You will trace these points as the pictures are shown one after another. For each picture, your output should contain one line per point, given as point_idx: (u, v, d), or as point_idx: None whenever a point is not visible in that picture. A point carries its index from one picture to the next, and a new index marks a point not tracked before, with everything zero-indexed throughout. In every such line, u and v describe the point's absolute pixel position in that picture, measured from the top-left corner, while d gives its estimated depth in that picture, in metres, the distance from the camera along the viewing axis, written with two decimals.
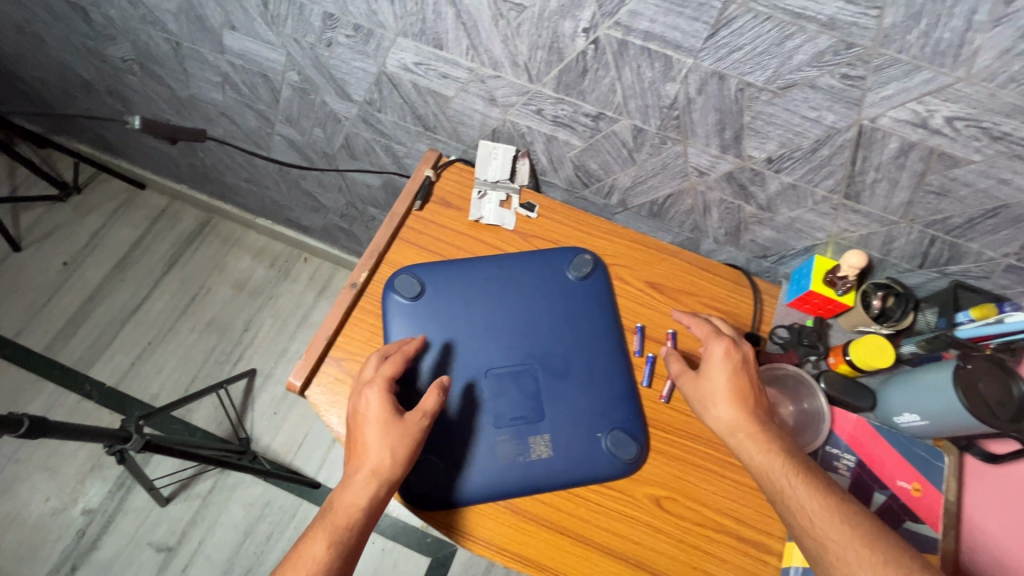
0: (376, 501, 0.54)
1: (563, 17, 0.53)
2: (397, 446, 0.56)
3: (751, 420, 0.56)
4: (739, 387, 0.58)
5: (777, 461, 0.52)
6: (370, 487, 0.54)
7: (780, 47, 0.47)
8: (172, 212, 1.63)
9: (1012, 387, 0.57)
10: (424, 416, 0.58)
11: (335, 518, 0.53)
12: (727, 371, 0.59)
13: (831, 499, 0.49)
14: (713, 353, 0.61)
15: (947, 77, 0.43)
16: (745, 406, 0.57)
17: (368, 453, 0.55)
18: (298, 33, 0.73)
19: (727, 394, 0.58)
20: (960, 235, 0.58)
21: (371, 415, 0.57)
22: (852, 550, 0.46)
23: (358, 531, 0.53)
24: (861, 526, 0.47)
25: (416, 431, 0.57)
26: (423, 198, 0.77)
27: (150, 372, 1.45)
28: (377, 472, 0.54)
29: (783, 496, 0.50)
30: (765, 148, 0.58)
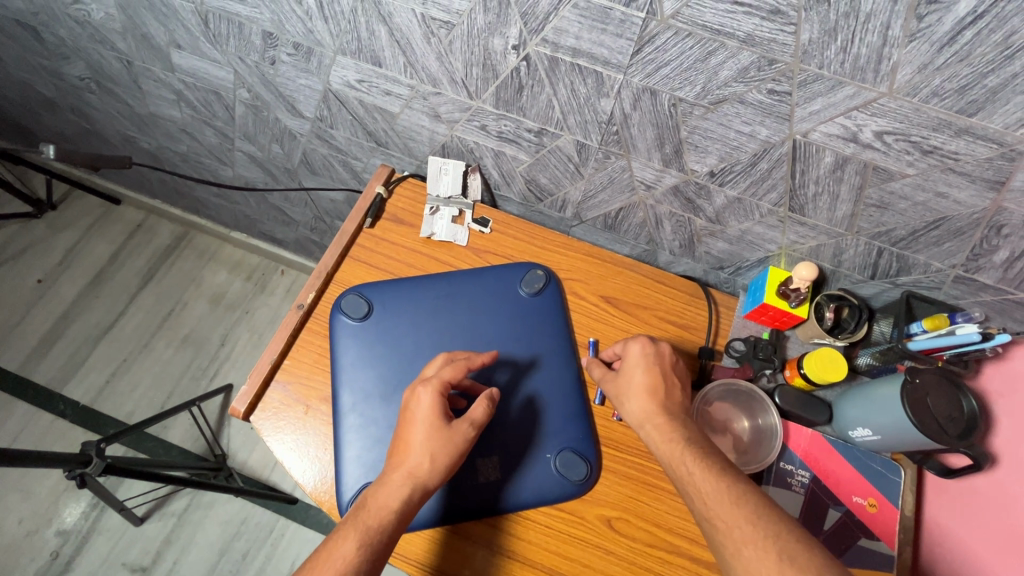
0: (405, 505, 0.50)
1: (492, 34, 0.52)
2: (441, 455, 0.52)
3: (660, 410, 0.54)
4: (651, 380, 0.57)
5: (678, 448, 0.51)
6: (402, 489, 0.50)
7: (705, 63, 0.46)
8: (147, 227, 1.61)
9: (963, 401, 0.56)
10: (472, 425, 0.54)
11: (367, 518, 0.49)
12: (643, 366, 0.58)
13: (730, 479, 0.47)
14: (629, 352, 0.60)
15: (870, 92, 0.42)
16: (656, 397, 0.55)
17: (411, 454, 0.52)
18: (241, 52, 0.72)
19: (639, 387, 0.57)
20: (906, 247, 0.57)
21: (421, 415, 0.53)
22: (738, 528, 0.43)
23: (385, 535, 0.48)
24: (759, 508, 0.45)
25: (463, 442, 0.53)
26: (374, 215, 0.76)
27: (124, 390, 1.43)
28: (415, 476, 0.51)
29: (681, 481, 0.48)
30: (706, 162, 0.57)
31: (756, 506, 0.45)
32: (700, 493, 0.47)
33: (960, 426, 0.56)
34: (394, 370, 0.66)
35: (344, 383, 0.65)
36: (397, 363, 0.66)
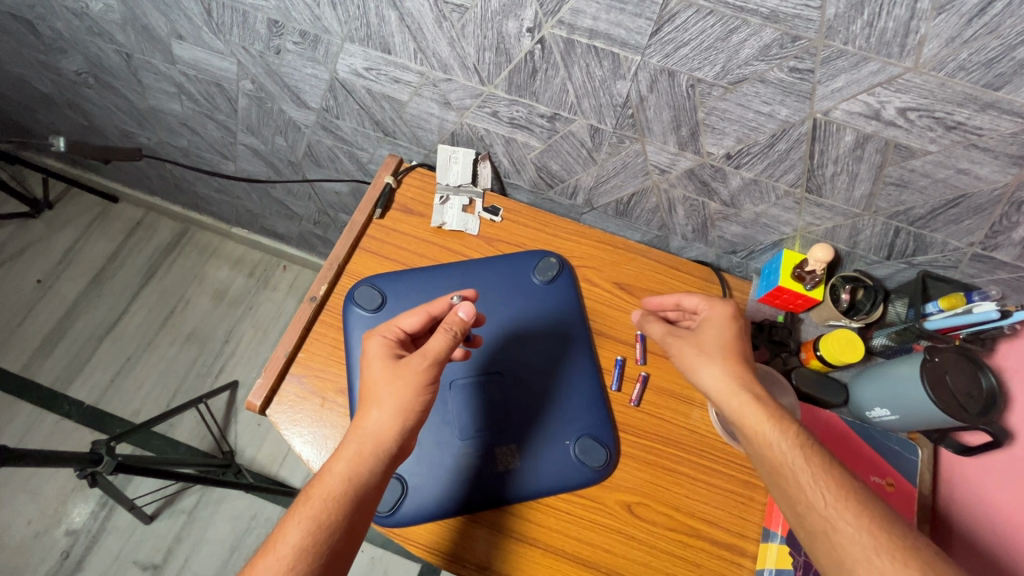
0: (366, 479, 0.49)
1: (506, 17, 0.52)
2: (393, 403, 0.51)
3: (743, 376, 0.52)
4: (733, 346, 0.54)
5: (763, 419, 0.49)
6: (359, 460, 0.49)
7: (725, 42, 0.45)
8: (147, 224, 1.60)
9: (981, 378, 0.57)
10: (426, 358, 0.52)
11: (319, 493, 0.47)
12: (725, 328, 0.56)
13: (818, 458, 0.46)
14: (713, 314, 0.57)
15: (895, 67, 0.42)
16: (734, 362, 0.53)
17: (369, 416, 0.51)
18: (245, 41, 0.71)
19: (716, 348, 0.54)
20: (924, 226, 0.57)
21: (373, 365, 0.54)
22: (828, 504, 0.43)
23: (345, 515, 0.47)
24: (842, 481, 0.44)
25: (420, 379, 0.52)
26: (384, 205, 0.75)
27: (130, 388, 1.43)
28: (376, 440, 0.50)
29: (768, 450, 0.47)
30: (722, 144, 0.56)
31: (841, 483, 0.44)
32: (798, 468, 0.45)
33: (979, 403, 0.56)
34: None
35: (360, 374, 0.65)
36: None
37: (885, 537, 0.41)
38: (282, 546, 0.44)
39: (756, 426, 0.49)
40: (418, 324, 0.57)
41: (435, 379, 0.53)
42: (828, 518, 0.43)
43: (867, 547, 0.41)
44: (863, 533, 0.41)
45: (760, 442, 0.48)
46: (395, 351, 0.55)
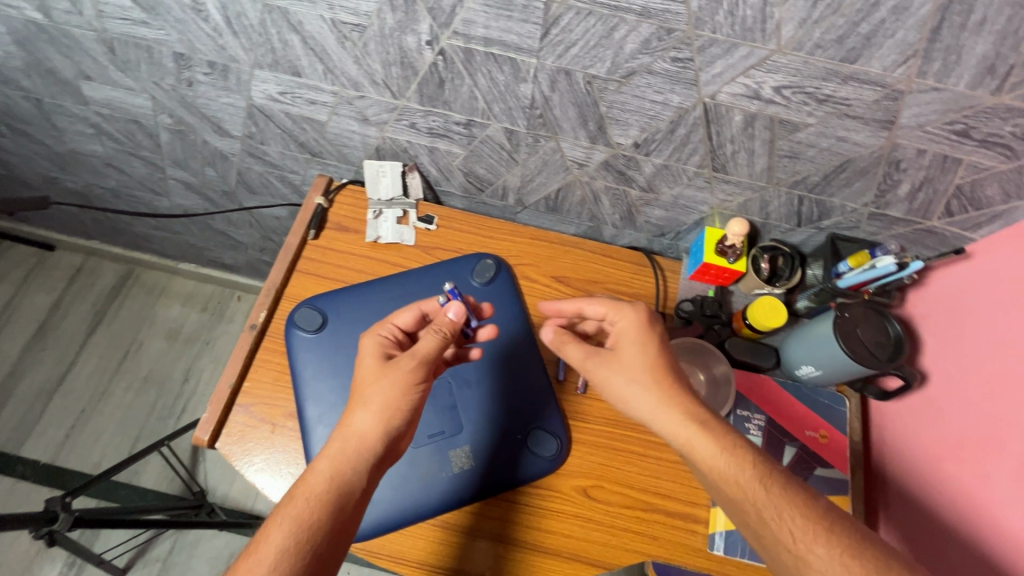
0: (350, 478, 0.50)
1: (404, 32, 0.53)
2: (378, 402, 0.53)
3: (678, 401, 0.50)
4: (659, 364, 0.52)
5: (706, 444, 0.48)
6: (341, 459, 0.50)
7: (609, 39, 0.48)
8: (88, 269, 1.54)
9: (888, 326, 0.61)
10: (415, 359, 0.55)
11: (303, 493, 0.48)
12: (642, 351, 0.53)
13: (770, 473, 0.46)
14: (625, 328, 0.55)
15: (762, 50, 0.45)
16: (665, 385, 0.51)
17: (359, 417, 0.52)
18: (155, 76, 0.70)
19: (647, 372, 0.52)
20: (822, 192, 0.61)
21: (366, 363, 0.56)
22: (785, 517, 0.43)
23: (330, 515, 0.47)
24: (795, 496, 0.44)
25: (408, 378, 0.54)
26: (317, 226, 0.75)
27: (88, 441, 1.38)
28: (360, 440, 0.51)
29: (718, 471, 0.46)
30: (629, 134, 0.59)
31: (788, 499, 0.44)
32: (729, 475, 0.46)
33: (888, 350, 0.60)
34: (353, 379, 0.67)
35: (309, 396, 0.66)
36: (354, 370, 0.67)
37: (835, 538, 0.41)
38: (261, 552, 0.44)
39: (697, 450, 0.48)
40: (413, 319, 0.60)
41: (425, 378, 0.55)
42: (781, 538, 0.42)
43: (800, 539, 0.42)
44: (819, 536, 0.42)
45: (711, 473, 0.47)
46: (388, 350, 0.57)
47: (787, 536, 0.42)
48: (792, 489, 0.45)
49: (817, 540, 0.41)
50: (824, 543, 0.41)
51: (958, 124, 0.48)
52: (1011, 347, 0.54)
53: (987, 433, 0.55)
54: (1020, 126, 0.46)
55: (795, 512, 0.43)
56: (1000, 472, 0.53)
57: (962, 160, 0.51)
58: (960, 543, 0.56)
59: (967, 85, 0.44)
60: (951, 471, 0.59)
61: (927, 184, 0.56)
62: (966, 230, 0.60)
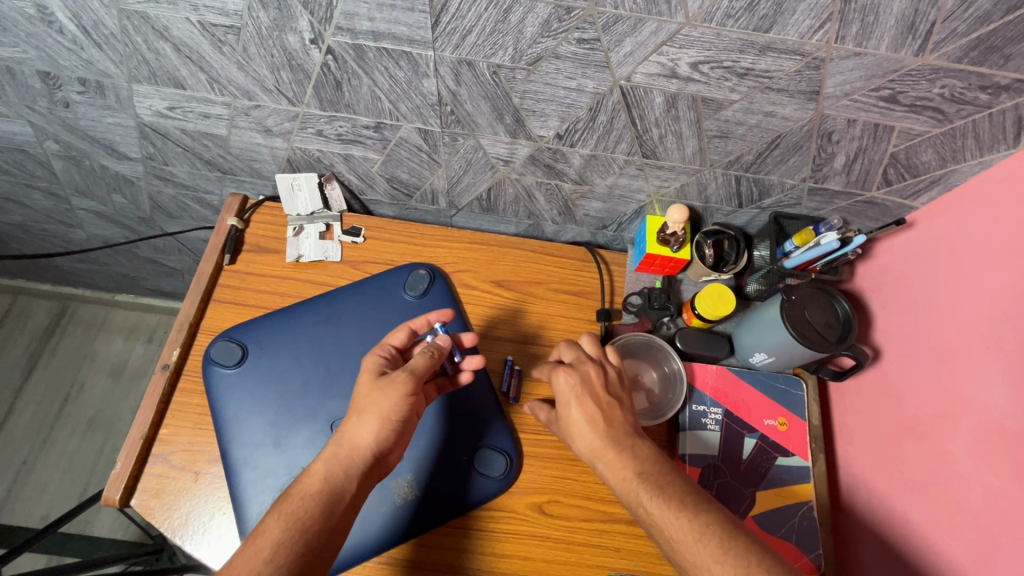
0: (344, 482, 0.46)
1: (283, 31, 0.47)
2: (376, 414, 0.49)
3: (608, 436, 0.51)
4: (589, 412, 0.52)
5: (622, 473, 0.48)
6: (336, 461, 0.47)
7: (506, 23, 0.43)
8: (18, 309, 1.42)
9: (836, 306, 0.58)
10: (413, 374, 0.51)
11: (292, 500, 0.44)
12: (574, 400, 0.53)
13: (672, 491, 0.45)
14: (558, 387, 0.55)
15: (670, 24, 0.41)
16: (598, 429, 0.51)
17: (354, 429, 0.48)
18: (26, 99, 0.62)
19: (580, 422, 0.52)
20: (758, 171, 0.57)
21: (363, 378, 0.52)
22: (681, 528, 0.43)
23: (323, 517, 0.44)
24: (693, 508, 0.44)
25: (403, 391, 0.50)
26: (232, 250, 0.69)
27: (32, 494, 1.29)
28: (354, 446, 0.48)
29: (635, 501, 0.47)
30: (549, 125, 0.55)
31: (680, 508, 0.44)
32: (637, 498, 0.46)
33: (837, 331, 0.57)
34: (280, 413, 0.61)
35: (233, 438, 0.60)
36: (281, 404, 0.62)
37: (707, 545, 0.41)
38: (256, 546, 0.41)
39: (608, 476, 0.49)
40: (407, 340, 0.56)
41: (416, 390, 0.51)
42: (678, 548, 0.42)
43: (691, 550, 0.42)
44: (701, 549, 0.41)
45: (623, 498, 0.48)
46: (388, 369, 0.53)
47: (672, 550, 0.43)
48: (684, 502, 0.44)
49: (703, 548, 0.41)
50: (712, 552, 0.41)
51: (885, 90, 0.45)
52: (961, 308, 0.52)
53: (942, 403, 0.53)
54: (948, 86, 0.44)
55: (676, 524, 0.43)
56: (958, 444, 0.51)
57: (894, 126, 0.49)
58: (914, 521, 0.55)
59: (889, 47, 0.41)
60: (910, 446, 0.56)
61: (862, 155, 0.53)
62: (906, 198, 0.57)
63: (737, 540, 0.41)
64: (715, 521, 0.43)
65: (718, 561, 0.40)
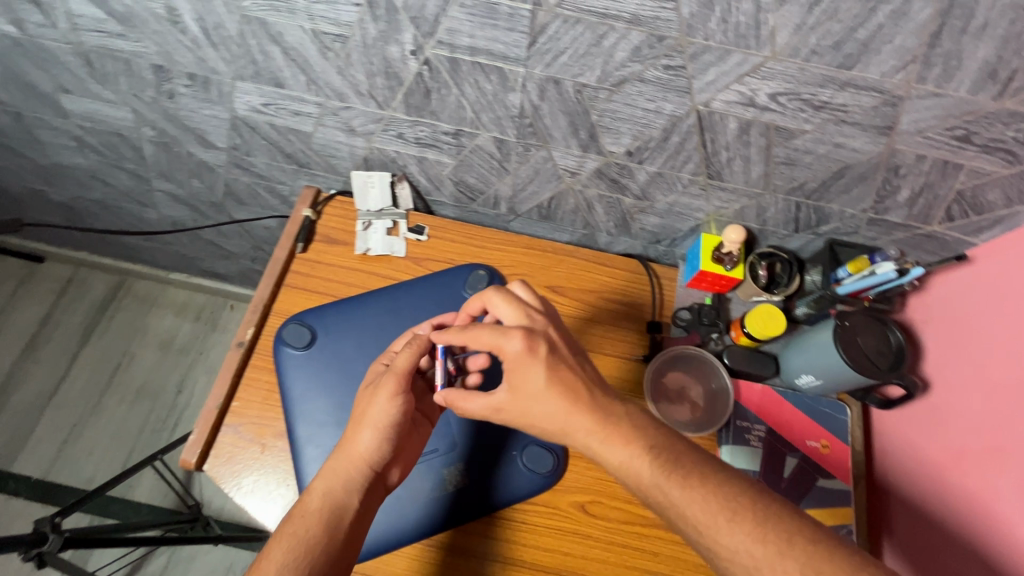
0: (342, 498, 0.50)
1: (387, 42, 0.51)
2: (367, 421, 0.52)
3: (597, 413, 0.47)
4: (564, 384, 0.48)
5: (627, 453, 0.45)
6: (334, 478, 0.50)
7: (599, 47, 0.47)
8: (80, 280, 1.50)
9: (890, 335, 0.60)
10: (397, 374, 0.53)
11: (296, 521, 0.48)
12: (542, 372, 0.48)
13: (684, 465, 0.43)
14: (513, 357, 0.49)
15: (756, 57, 0.44)
16: (580, 404, 0.47)
17: (356, 441, 0.52)
18: (135, 88, 0.68)
19: (554, 397, 0.47)
20: (820, 198, 0.59)
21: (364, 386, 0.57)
22: (699, 505, 0.41)
23: (324, 535, 0.47)
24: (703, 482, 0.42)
25: (391, 389, 0.53)
26: (305, 239, 0.74)
27: (81, 455, 1.36)
28: (350, 460, 0.51)
29: (642, 485, 0.43)
30: (622, 142, 0.57)
31: (695, 483, 0.42)
32: (646, 480, 0.43)
33: (889, 359, 0.59)
34: (343, 396, 0.65)
35: (299, 415, 0.64)
36: (344, 387, 0.66)
37: (741, 526, 0.39)
38: (262, 567, 0.44)
39: (608, 459, 0.45)
40: None
41: (406, 389, 0.54)
42: (704, 527, 0.40)
43: (722, 530, 0.40)
44: (722, 522, 0.40)
45: (626, 480, 0.45)
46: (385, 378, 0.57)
47: (693, 527, 0.41)
48: (691, 475, 0.43)
49: (732, 527, 0.40)
50: (740, 527, 0.40)
51: (958, 130, 0.46)
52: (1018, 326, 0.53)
53: (993, 439, 0.54)
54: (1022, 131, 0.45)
55: (698, 504, 0.41)
56: (1006, 478, 0.52)
57: (963, 165, 0.50)
58: (958, 551, 0.56)
59: (968, 90, 0.43)
60: (955, 479, 0.58)
61: (927, 190, 0.54)
62: (968, 234, 0.59)
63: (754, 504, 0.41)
64: (740, 496, 0.41)
65: (755, 540, 0.39)
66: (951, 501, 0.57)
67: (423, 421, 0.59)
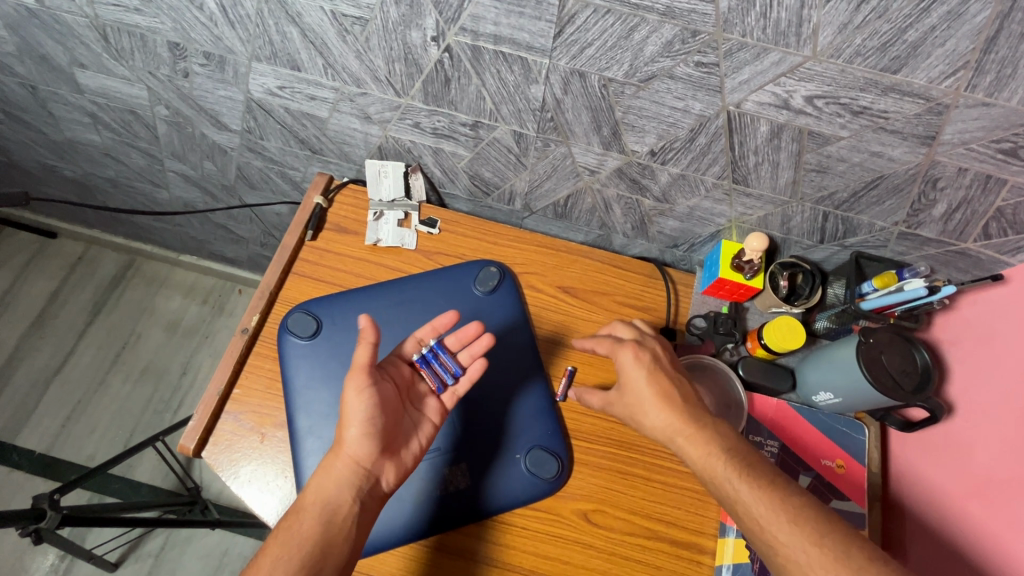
0: (334, 496, 0.49)
1: (408, 27, 0.50)
2: (346, 418, 0.51)
3: (688, 415, 0.51)
4: (661, 386, 0.53)
5: (711, 457, 0.48)
6: (326, 476, 0.50)
7: (628, 40, 0.45)
8: (91, 258, 1.50)
9: (915, 355, 0.57)
10: (356, 371, 0.51)
11: (291, 522, 0.47)
12: (647, 375, 0.54)
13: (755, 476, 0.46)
14: (624, 362, 0.56)
15: (795, 56, 0.42)
16: (674, 406, 0.52)
17: (341, 440, 0.51)
18: (150, 65, 0.67)
19: (650, 399, 0.53)
20: (849, 209, 0.57)
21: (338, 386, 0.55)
22: (768, 511, 0.44)
23: (319, 533, 0.47)
24: (774, 489, 0.45)
25: (354, 386, 0.51)
26: (315, 226, 0.72)
27: (83, 433, 1.36)
28: (339, 458, 0.50)
29: (719, 486, 0.47)
30: (645, 142, 0.55)
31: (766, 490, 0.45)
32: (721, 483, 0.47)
33: (914, 380, 0.56)
34: None
35: (300, 406, 0.63)
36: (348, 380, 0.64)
37: (810, 537, 0.42)
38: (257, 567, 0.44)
39: (690, 457, 0.50)
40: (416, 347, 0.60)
41: (373, 379, 0.52)
42: (769, 532, 0.43)
43: (783, 535, 0.43)
44: (788, 531, 0.43)
45: (704, 476, 0.49)
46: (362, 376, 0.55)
47: (761, 531, 0.44)
48: (766, 483, 0.46)
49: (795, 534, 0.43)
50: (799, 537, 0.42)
51: (1005, 143, 0.44)
52: None
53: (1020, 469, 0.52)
54: None
55: (767, 505, 0.44)
56: None
57: (1007, 181, 0.48)
58: None
59: (1020, 101, 0.40)
60: (977, 508, 0.55)
61: (965, 205, 0.52)
62: (1003, 254, 0.55)
63: (816, 520, 0.43)
64: (812, 510, 0.44)
65: (814, 543, 0.42)
66: (973, 531, 0.55)
67: (422, 424, 0.57)
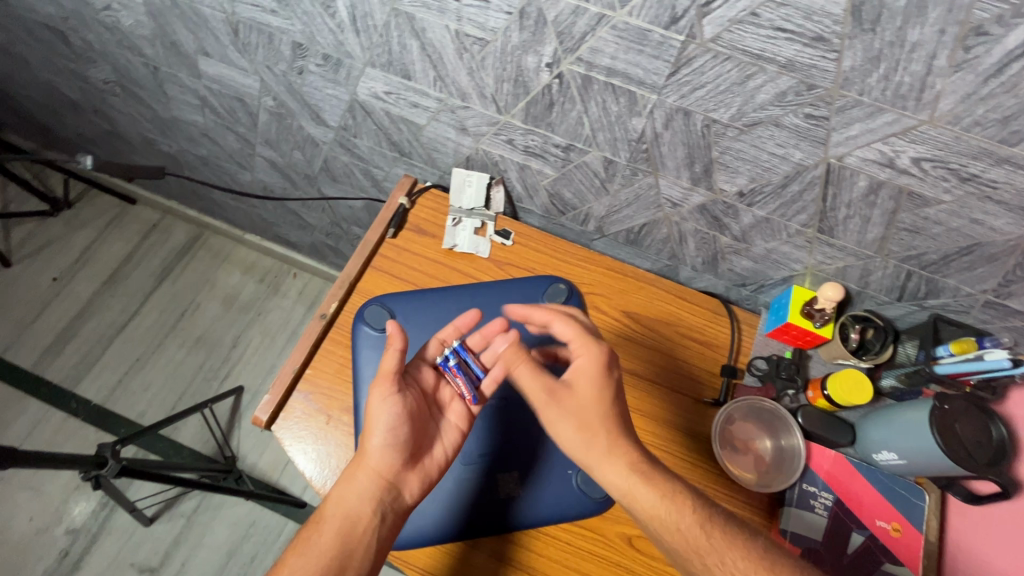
0: (355, 505, 0.51)
1: (526, 51, 0.53)
2: (370, 426, 0.54)
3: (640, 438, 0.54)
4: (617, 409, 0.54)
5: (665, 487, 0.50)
6: (348, 485, 0.52)
7: (742, 87, 0.46)
8: (164, 226, 1.60)
9: (992, 428, 0.56)
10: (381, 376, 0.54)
11: (314, 529, 0.50)
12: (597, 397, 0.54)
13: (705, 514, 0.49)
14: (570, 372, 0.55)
15: (910, 119, 0.43)
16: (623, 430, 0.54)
17: (365, 449, 0.54)
18: (270, 61, 0.72)
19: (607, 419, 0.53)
20: (936, 271, 0.57)
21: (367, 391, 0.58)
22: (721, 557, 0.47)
23: (338, 542, 0.49)
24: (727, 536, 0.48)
25: (382, 392, 0.54)
26: (397, 225, 0.76)
27: (137, 390, 1.44)
28: (363, 466, 0.53)
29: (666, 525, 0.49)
30: (735, 182, 0.56)
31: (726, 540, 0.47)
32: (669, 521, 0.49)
33: (988, 452, 0.55)
34: None
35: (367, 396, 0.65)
36: None
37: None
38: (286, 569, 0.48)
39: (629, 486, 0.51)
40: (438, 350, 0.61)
41: (398, 386, 0.55)
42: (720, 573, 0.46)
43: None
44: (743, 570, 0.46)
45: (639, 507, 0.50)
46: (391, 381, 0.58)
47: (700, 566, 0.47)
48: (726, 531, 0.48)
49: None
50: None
51: None
52: None
53: None
54: None
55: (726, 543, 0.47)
56: None
57: None
58: None
59: None
60: None
61: None
62: None
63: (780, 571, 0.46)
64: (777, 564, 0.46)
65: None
66: None
67: (449, 433, 0.58)
